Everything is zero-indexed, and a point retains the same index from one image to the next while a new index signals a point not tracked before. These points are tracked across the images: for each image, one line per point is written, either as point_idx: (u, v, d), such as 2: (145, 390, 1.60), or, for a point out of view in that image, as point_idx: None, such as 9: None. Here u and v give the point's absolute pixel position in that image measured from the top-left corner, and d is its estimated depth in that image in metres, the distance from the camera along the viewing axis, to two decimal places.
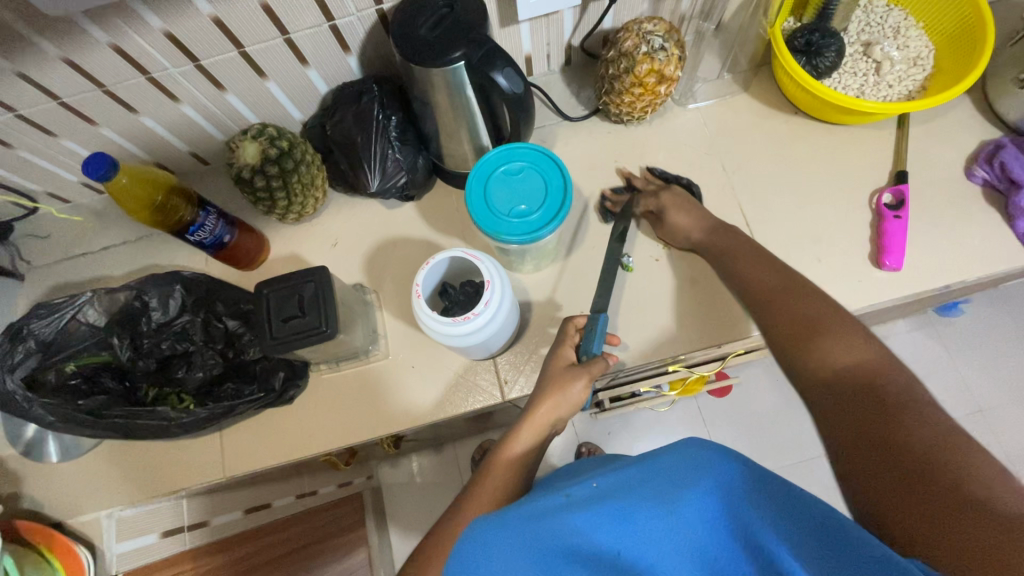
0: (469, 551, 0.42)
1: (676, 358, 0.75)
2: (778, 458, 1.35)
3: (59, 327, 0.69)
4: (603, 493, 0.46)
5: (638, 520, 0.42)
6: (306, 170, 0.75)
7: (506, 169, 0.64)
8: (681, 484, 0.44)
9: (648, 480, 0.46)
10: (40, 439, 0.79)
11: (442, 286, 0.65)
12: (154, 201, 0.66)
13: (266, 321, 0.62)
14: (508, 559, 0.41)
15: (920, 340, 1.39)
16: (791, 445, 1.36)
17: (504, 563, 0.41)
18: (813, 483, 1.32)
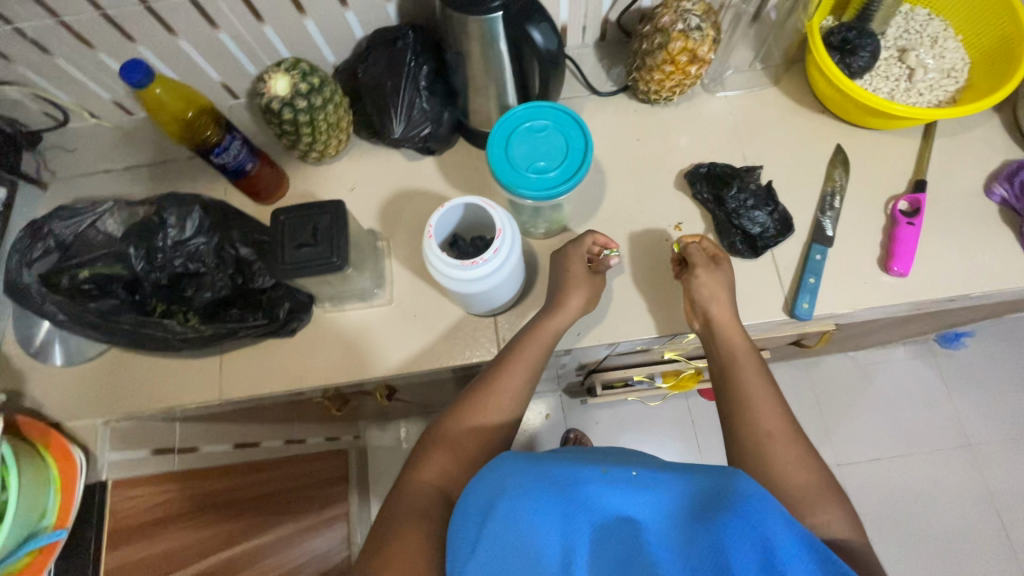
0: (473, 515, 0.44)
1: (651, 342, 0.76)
2: None
3: (79, 231, 0.71)
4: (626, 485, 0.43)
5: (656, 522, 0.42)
6: (333, 109, 0.76)
7: (530, 125, 0.64)
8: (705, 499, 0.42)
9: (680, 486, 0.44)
10: (48, 343, 0.81)
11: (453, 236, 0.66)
12: (184, 117, 0.69)
13: (278, 247, 0.63)
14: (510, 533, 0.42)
15: (917, 367, 1.39)
16: None
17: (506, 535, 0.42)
18: None
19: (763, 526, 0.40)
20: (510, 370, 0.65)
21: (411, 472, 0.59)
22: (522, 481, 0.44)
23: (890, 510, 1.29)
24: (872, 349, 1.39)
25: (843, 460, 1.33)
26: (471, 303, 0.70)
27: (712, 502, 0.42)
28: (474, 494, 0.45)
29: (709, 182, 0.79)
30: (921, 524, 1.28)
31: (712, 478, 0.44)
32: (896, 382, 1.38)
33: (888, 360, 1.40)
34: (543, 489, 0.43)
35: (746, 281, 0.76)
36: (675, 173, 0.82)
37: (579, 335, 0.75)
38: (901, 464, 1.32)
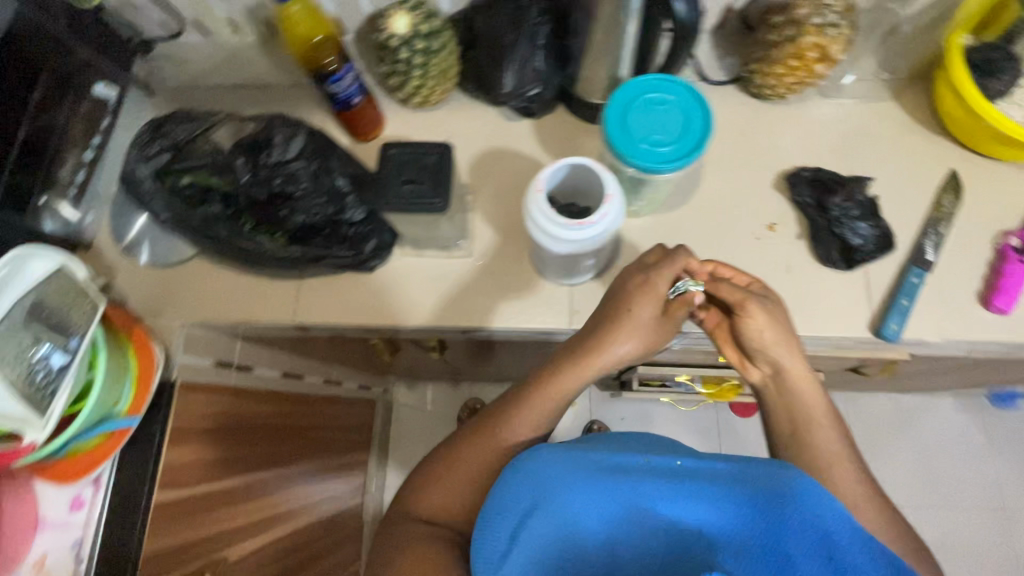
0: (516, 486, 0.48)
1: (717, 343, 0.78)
2: None
3: (191, 137, 0.73)
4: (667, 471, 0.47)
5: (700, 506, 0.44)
6: (448, 56, 0.76)
7: (651, 97, 0.63)
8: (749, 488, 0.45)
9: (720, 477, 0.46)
10: (138, 244, 0.86)
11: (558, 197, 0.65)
12: (310, 39, 0.70)
13: (385, 180, 0.64)
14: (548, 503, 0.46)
15: (967, 420, 1.34)
16: None
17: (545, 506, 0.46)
18: None
19: (809, 513, 0.44)
20: (543, 389, 0.64)
21: (421, 493, 0.63)
22: (575, 466, 0.47)
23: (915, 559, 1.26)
24: (920, 396, 1.35)
25: None
26: (557, 265, 0.70)
27: (765, 488, 0.45)
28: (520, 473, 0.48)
29: (812, 186, 0.77)
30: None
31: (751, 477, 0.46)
32: (939, 434, 1.34)
33: (938, 408, 1.35)
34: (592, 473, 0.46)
35: (834, 293, 0.74)
36: (776, 173, 0.80)
37: None
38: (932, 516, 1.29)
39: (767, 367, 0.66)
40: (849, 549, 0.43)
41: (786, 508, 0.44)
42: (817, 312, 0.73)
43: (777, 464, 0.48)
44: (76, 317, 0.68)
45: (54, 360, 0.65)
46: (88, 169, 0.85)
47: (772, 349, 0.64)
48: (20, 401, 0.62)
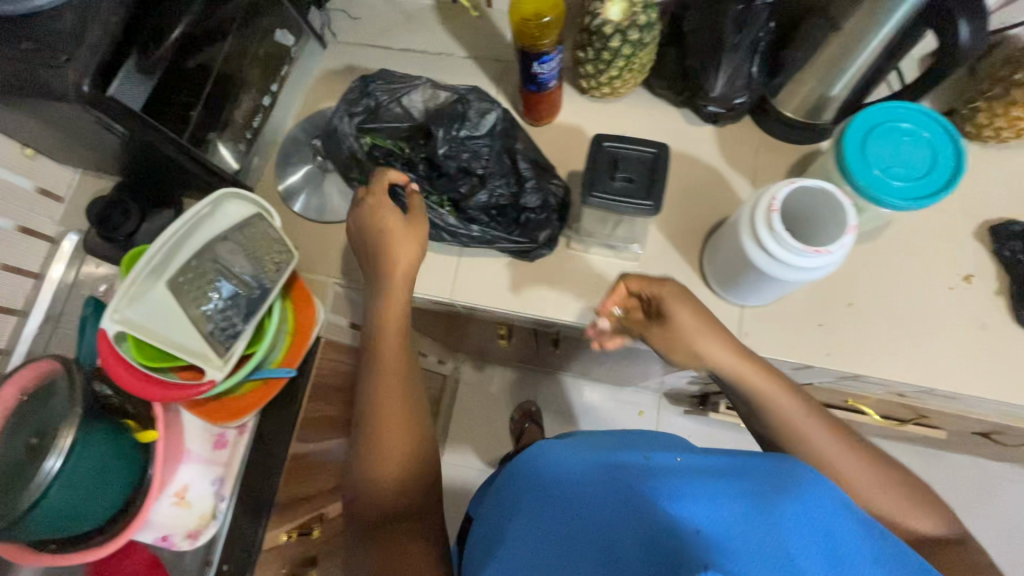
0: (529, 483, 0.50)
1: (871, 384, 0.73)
2: None
3: (392, 99, 0.72)
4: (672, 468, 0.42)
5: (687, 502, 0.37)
6: (652, 50, 0.73)
7: (893, 127, 0.59)
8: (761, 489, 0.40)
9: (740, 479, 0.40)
10: (296, 192, 0.86)
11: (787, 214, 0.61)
12: (538, 19, 0.64)
13: (595, 173, 0.61)
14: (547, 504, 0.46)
15: None
16: None
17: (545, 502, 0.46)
18: None
19: (809, 508, 0.39)
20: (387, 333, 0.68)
21: (369, 497, 0.62)
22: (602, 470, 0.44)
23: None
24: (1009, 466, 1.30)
25: None
26: (744, 287, 0.67)
27: (764, 483, 0.40)
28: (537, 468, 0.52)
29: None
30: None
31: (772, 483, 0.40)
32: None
33: None
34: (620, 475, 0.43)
35: None
36: (979, 221, 0.74)
37: (827, 354, 0.72)
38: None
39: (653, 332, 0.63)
40: (854, 550, 0.38)
41: (779, 496, 0.39)
42: (1005, 377, 0.70)
43: (778, 462, 0.42)
44: (265, 262, 0.68)
45: (224, 290, 0.67)
46: (263, 115, 0.86)
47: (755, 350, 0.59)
48: (197, 338, 0.65)
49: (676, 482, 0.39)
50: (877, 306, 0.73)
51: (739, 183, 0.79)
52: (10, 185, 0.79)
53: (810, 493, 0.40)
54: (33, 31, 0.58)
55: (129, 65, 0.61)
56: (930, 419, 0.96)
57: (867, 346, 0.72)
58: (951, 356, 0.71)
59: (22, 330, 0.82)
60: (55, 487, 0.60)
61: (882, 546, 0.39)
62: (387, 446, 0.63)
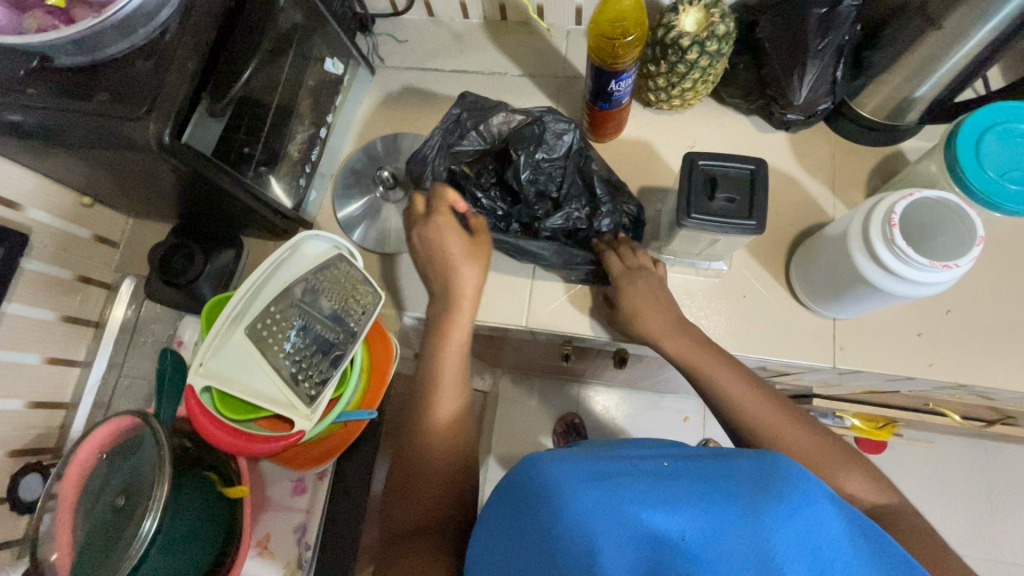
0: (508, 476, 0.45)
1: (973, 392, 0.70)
2: None
3: (478, 122, 0.71)
4: (662, 472, 0.40)
5: (682, 520, 0.36)
6: (726, 59, 0.71)
7: (1010, 127, 0.56)
8: (750, 489, 0.38)
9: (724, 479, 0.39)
10: (357, 223, 0.84)
11: (902, 226, 0.57)
12: (622, 36, 0.62)
13: (693, 195, 0.59)
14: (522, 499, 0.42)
15: None
16: None
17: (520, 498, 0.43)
18: None
19: (795, 507, 0.37)
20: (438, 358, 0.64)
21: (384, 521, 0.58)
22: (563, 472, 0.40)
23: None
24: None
25: (1002, 559, 1.36)
26: (845, 300, 0.64)
27: (739, 482, 0.39)
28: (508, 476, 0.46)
29: None
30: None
31: (756, 475, 0.39)
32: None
33: None
34: (590, 482, 0.39)
35: None
36: None
37: (929, 366, 0.69)
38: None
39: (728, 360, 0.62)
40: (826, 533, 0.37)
41: (763, 496, 0.37)
42: None
43: (759, 456, 0.41)
44: (352, 307, 0.66)
45: (297, 331, 0.64)
46: (319, 146, 0.85)
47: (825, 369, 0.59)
48: (281, 386, 0.62)
49: (653, 488, 0.38)
50: (978, 312, 0.70)
51: (817, 191, 0.77)
52: (70, 234, 0.77)
53: (787, 484, 0.38)
54: (107, 82, 0.57)
55: (202, 109, 0.59)
56: (1016, 419, 0.93)
57: (972, 354, 0.69)
58: None
59: (86, 381, 0.80)
60: (151, 552, 0.57)
61: (876, 554, 0.39)
62: (432, 445, 0.60)
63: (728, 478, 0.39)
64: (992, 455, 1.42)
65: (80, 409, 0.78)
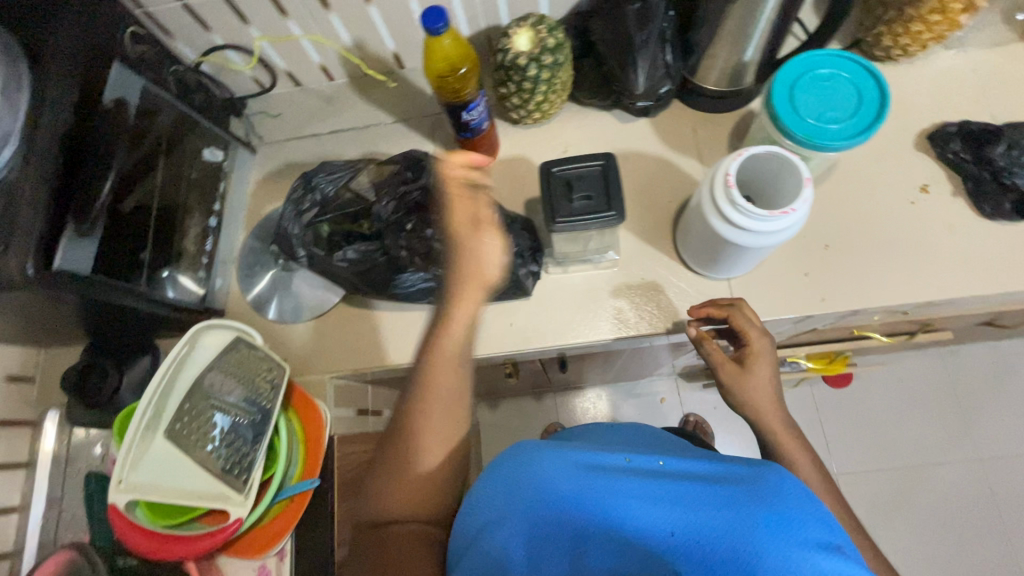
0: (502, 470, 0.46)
1: (868, 314, 0.75)
2: (887, 458, 1.42)
3: (338, 188, 0.70)
4: (655, 472, 0.43)
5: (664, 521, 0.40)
6: (568, 67, 0.75)
7: (813, 75, 0.62)
8: (740, 500, 0.40)
9: (715, 485, 0.41)
10: (267, 300, 0.85)
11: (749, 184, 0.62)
12: (454, 70, 0.65)
13: (554, 201, 0.62)
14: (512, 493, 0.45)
15: None
16: (897, 444, 1.43)
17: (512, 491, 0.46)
18: (920, 491, 1.39)
19: (795, 522, 0.38)
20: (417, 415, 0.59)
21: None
22: (558, 461, 0.44)
23: (1005, 505, 1.37)
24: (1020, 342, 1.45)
25: (981, 456, 1.41)
26: (726, 262, 0.68)
27: (745, 498, 0.40)
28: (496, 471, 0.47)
29: (965, 145, 0.74)
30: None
31: (753, 486, 0.41)
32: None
33: None
34: (579, 479, 0.42)
35: (1003, 248, 0.72)
36: (915, 134, 0.77)
37: (822, 301, 0.73)
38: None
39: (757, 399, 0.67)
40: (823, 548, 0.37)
41: (752, 510, 0.39)
42: (988, 273, 0.72)
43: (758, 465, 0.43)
44: (259, 383, 0.67)
45: (220, 424, 0.64)
46: (213, 236, 0.86)
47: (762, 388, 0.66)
48: (214, 480, 0.62)
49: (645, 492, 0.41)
50: (853, 241, 0.75)
51: (688, 164, 0.81)
52: None
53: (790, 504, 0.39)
54: None
55: (69, 233, 0.60)
56: (933, 324, 0.99)
57: (858, 281, 0.73)
58: (935, 266, 0.73)
59: (25, 526, 0.77)
60: None
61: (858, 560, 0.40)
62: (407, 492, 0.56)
63: (722, 486, 0.41)
64: (947, 359, 1.47)
65: (26, 556, 0.76)
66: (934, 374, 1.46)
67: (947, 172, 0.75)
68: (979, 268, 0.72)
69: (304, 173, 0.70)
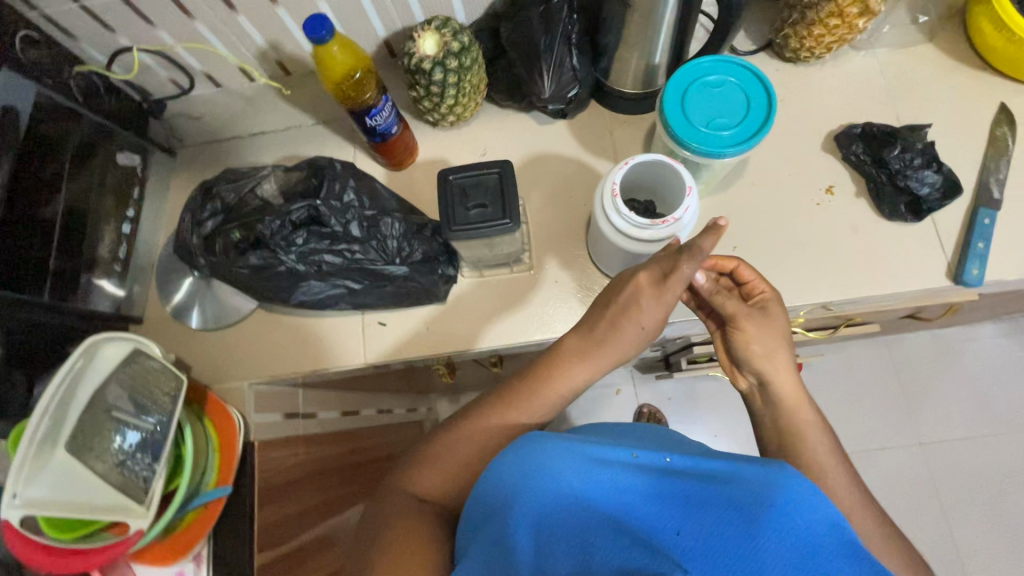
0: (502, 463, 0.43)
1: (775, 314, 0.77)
2: None
3: (241, 195, 0.70)
4: (663, 470, 0.41)
5: (678, 518, 0.37)
6: (477, 70, 0.75)
7: (703, 81, 0.63)
8: (752, 501, 0.38)
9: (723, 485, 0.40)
10: (187, 306, 0.84)
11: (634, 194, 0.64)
12: (350, 76, 0.66)
13: (450, 209, 0.62)
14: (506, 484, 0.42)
15: (1000, 345, 1.46)
16: (844, 432, 1.45)
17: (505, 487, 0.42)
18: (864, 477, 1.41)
19: (795, 512, 0.37)
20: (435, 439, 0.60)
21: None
22: (559, 452, 0.41)
23: (948, 486, 1.39)
24: (960, 328, 1.47)
25: (924, 439, 1.42)
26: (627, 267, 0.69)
27: (739, 488, 0.39)
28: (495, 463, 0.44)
29: (867, 148, 0.76)
30: (977, 496, 1.38)
31: (763, 484, 0.39)
32: (975, 359, 1.46)
33: (969, 340, 1.47)
34: (586, 469, 0.40)
35: (903, 248, 0.74)
36: (823, 135, 0.79)
37: None
38: (969, 445, 1.41)
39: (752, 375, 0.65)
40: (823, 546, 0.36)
41: (761, 511, 0.37)
42: (888, 272, 0.74)
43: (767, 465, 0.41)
44: (155, 395, 0.68)
45: (129, 438, 0.65)
46: (127, 244, 0.84)
47: (760, 359, 0.63)
48: (119, 493, 0.62)
49: (655, 492, 0.39)
50: (760, 242, 0.76)
51: (604, 166, 0.82)
52: None
53: (793, 499, 0.38)
54: None
55: None
56: (856, 318, 1.01)
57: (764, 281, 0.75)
58: (838, 265, 0.75)
59: None
60: None
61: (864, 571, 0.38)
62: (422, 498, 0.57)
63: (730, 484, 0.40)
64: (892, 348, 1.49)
65: None
66: (880, 362, 1.48)
67: (852, 173, 0.77)
68: (880, 267, 0.74)
69: (206, 181, 0.72)
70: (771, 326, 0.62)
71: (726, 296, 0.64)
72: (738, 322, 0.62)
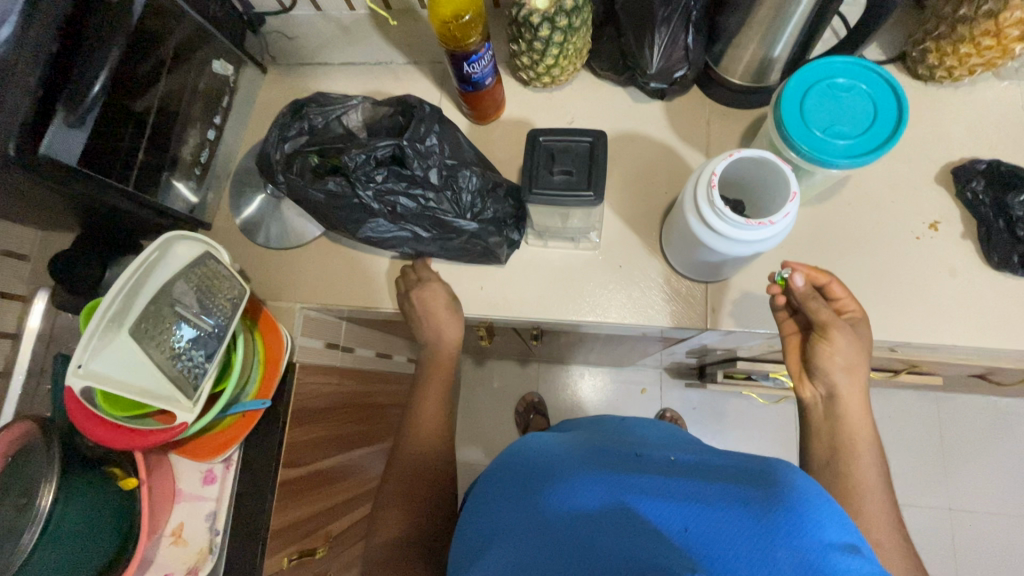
0: (520, 457, 0.53)
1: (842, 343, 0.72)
2: None
3: (328, 120, 0.71)
4: (669, 464, 0.46)
5: (674, 502, 0.40)
6: (584, 34, 0.72)
7: (831, 84, 0.58)
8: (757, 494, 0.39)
9: (721, 473, 0.43)
10: (255, 222, 0.86)
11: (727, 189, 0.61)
12: (458, 17, 0.63)
13: (534, 171, 0.60)
14: (517, 475, 0.50)
15: None
16: None
17: (517, 477, 0.50)
18: None
19: (807, 513, 0.38)
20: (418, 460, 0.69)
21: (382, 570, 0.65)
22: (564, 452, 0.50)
23: (969, 557, 1.32)
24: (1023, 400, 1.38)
25: (956, 505, 1.35)
26: (699, 263, 0.66)
27: (732, 480, 0.42)
28: (512, 460, 0.54)
29: (988, 187, 0.69)
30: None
31: (766, 475, 0.42)
32: None
33: None
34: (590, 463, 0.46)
35: (1003, 301, 0.68)
36: (939, 165, 0.73)
37: None
38: (1004, 521, 1.33)
39: (819, 387, 0.62)
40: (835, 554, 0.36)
41: (769, 503, 0.38)
42: (980, 324, 0.68)
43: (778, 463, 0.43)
44: (219, 299, 0.69)
45: (184, 334, 0.67)
46: (210, 149, 0.87)
47: (832, 366, 0.60)
48: (165, 383, 0.64)
49: (662, 482, 0.42)
50: (843, 267, 0.71)
51: (692, 156, 0.78)
52: None
53: (801, 502, 0.39)
54: None
55: (57, 122, 0.60)
56: (920, 367, 0.95)
57: None
58: (926, 308, 0.69)
59: None
60: (40, 545, 0.60)
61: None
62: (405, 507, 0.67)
63: (733, 474, 0.43)
64: (943, 405, 1.41)
65: None
66: (926, 418, 1.41)
67: (963, 212, 0.71)
68: (973, 318, 0.68)
69: (296, 99, 0.71)
70: (859, 342, 0.60)
71: (822, 302, 0.59)
72: (833, 325, 0.59)
